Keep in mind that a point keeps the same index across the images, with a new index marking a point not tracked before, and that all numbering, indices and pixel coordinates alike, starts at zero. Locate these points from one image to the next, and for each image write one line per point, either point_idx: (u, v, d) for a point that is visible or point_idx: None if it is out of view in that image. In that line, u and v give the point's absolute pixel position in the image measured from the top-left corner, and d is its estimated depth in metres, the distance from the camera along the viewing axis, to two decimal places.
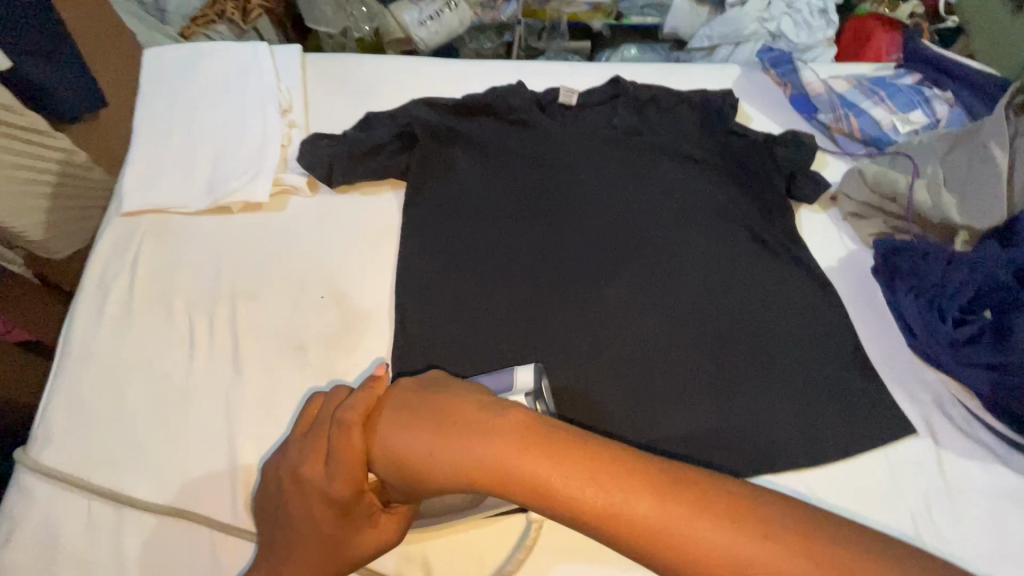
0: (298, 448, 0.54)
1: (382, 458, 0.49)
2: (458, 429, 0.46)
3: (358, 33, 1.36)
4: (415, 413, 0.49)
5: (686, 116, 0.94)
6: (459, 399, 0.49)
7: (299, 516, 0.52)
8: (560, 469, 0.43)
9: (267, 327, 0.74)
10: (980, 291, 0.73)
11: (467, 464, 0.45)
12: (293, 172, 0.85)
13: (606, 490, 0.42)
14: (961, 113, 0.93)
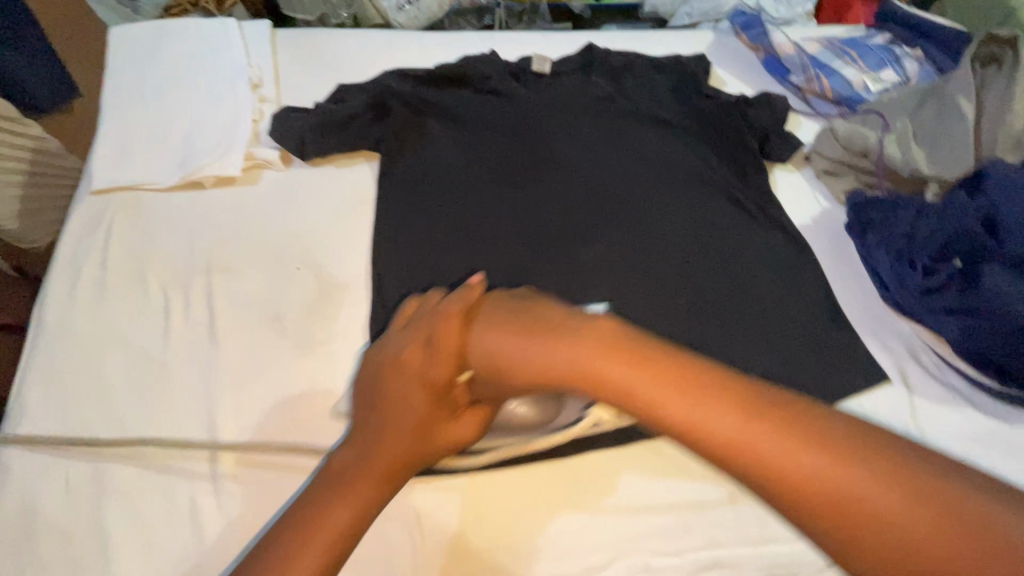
0: (395, 343, 0.55)
1: (479, 350, 0.49)
2: (558, 335, 0.46)
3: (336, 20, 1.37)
4: (512, 317, 0.49)
5: (660, 82, 0.95)
6: (545, 307, 0.49)
7: (386, 408, 0.53)
8: (651, 374, 0.42)
9: (245, 298, 0.74)
10: (950, 238, 0.73)
11: (566, 357, 0.44)
12: (265, 146, 0.84)
13: (694, 407, 0.40)
14: (931, 69, 0.93)
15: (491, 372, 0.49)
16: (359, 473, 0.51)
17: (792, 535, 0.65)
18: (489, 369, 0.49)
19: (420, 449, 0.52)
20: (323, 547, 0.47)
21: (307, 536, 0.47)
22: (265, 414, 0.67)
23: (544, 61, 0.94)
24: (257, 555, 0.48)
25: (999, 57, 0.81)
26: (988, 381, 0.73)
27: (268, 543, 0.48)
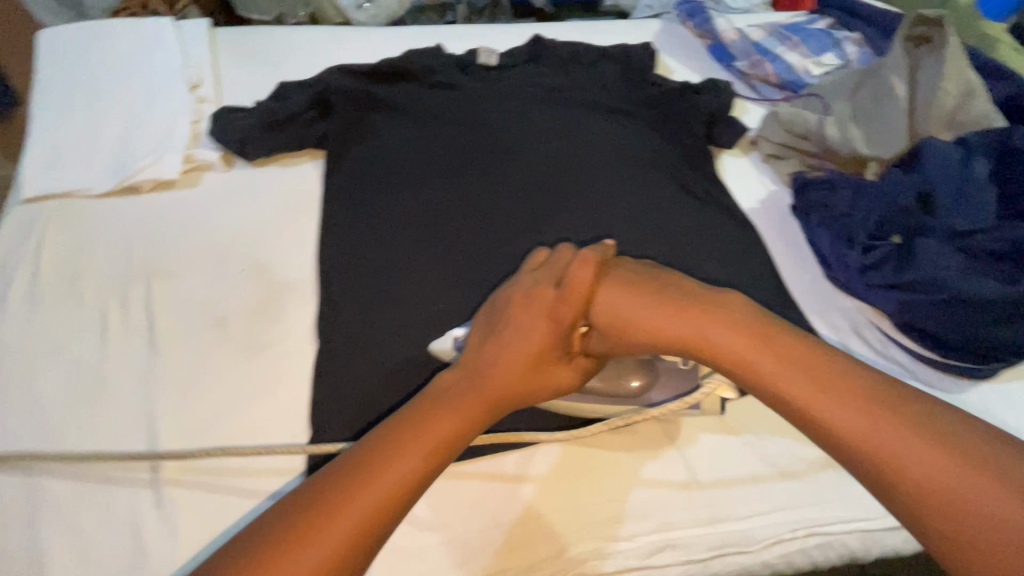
0: (524, 280, 0.55)
1: (606, 305, 0.52)
2: (687, 302, 0.50)
3: (293, 18, 1.35)
4: (642, 281, 0.53)
5: (608, 70, 0.95)
6: (677, 282, 0.53)
7: (500, 341, 0.51)
8: (773, 352, 0.46)
9: (186, 302, 0.72)
10: (886, 216, 0.76)
11: (700, 325, 0.49)
12: (206, 147, 0.82)
13: (821, 397, 0.43)
14: (869, 52, 0.95)
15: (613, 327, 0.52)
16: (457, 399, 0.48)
17: (740, 513, 0.65)
18: (610, 323, 0.52)
19: (523, 390, 0.51)
20: (418, 460, 0.44)
21: (403, 447, 0.44)
22: (207, 419, 0.66)
23: (491, 54, 0.94)
24: (344, 462, 0.44)
25: (929, 37, 0.82)
26: (932, 354, 0.73)
27: (357, 448, 0.45)
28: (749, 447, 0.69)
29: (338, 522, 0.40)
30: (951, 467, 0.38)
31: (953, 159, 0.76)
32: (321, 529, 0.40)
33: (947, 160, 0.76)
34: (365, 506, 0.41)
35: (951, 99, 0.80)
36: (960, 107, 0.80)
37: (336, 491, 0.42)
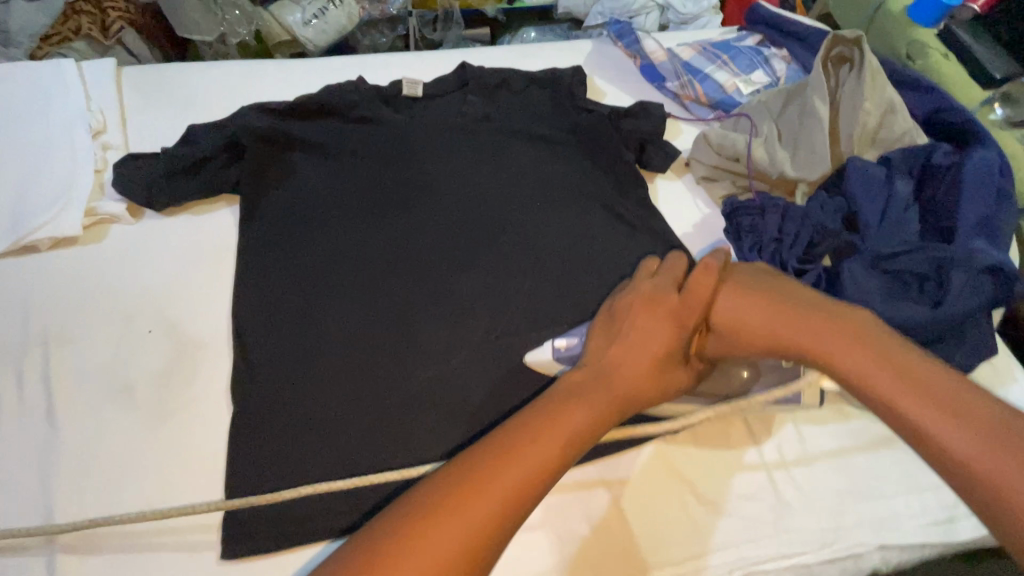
0: (659, 286, 0.60)
1: (726, 310, 0.58)
2: (802, 309, 0.56)
3: (236, 38, 1.28)
4: (764, 288, 0.59)
5: (538, 96, 0.93)
6: (799, 291, 0.59)
7: (634, 342, 0.56)
8: (876, 356, 0.51)
9: (89, 371, 0.68)
10: (813, 240, 0.76)
11: (811, 328, 0.55)
12: (110, 200, 0.78)
13: (929, 409, 0.47)
14: (797, 69, 0.95)
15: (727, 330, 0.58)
16: (599, 391, 0.52)
17: (675, 557, 0.64)
18: (730, 325, 0.58)
19: (651, 388, 0.55)
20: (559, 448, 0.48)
21: (546, 430, 0.48)
22: (114, 497, 0.62)
23: (416, 84, 0.90)
24: (465, 459, 0.47)
25: (850, 57, 0.82)
26: None
27: (499, 433, 0.49)
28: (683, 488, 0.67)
29: (487, 495, 0.44)
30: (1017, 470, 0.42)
31: (876, 180, 0.76)
32: (472, 505, 0.44)
33: (870, 181, 0.76)
34: (508, 483, 0.45)
35: (874, 118, 0.80)
36: (883, 123, 0.80)
37: (486, 471, 0.45)
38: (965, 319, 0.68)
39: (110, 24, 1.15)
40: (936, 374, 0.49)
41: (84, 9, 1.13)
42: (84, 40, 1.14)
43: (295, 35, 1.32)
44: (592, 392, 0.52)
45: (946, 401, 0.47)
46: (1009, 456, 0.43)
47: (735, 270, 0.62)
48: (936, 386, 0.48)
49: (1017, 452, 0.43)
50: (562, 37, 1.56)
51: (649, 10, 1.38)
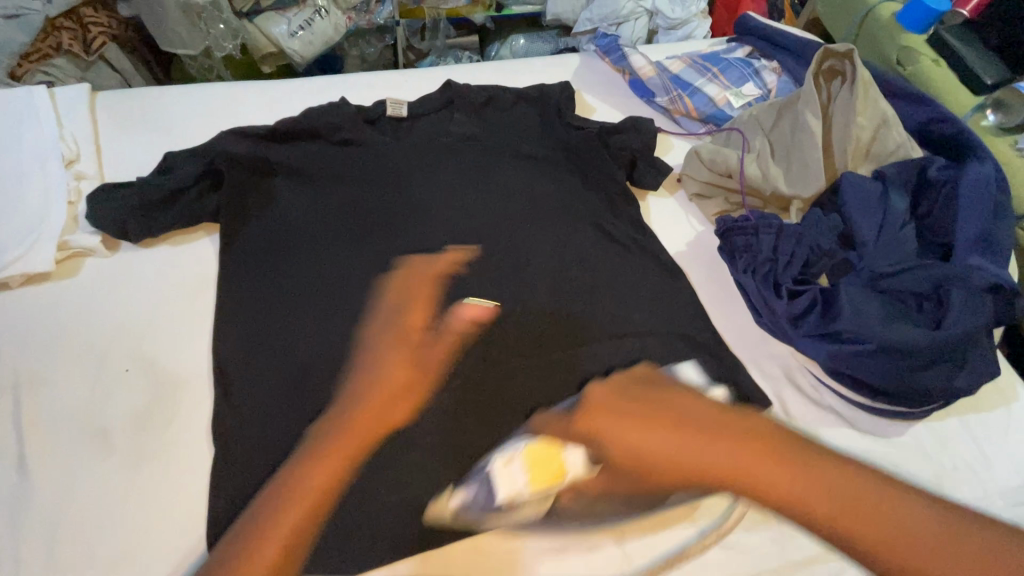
0: (388, 320, 0.65)
1: (598, 430, 0.56)
2: (671, 430, 0.52)
3: (221, 51, 1.24)
4: (629, 412, 0.55)
5: (525, 113, 0.91)
6: (672, 404, 0.54)
7: (383, 360, 0.61)
8: (768, 461, 0.49)
9: (63, 416, 0.65)
10: (810, 259, 0.74)
11: (680, 446, 0.51)
12: (84, 232, 0.75)
13: (832, 505, 0.47)
14: (788, 81, 0.94)
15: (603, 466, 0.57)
16: (377, 397, 0.59)
17: None
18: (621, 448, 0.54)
19: (420, 375, 0.61)
20: (360, 437, 0.57)
21: (342, 435, 0.57)
22: (88, 550, 0.59)
23: (400, 104, 0.88)
24: (283, 494, 0.53)
25: (841, 70, 0.81)
26: (863, 398, 0.72)
27: (306, 455, 0.56)
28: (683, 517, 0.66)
29: (299, 494, 0.53)
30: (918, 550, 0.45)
31: (871, 195, 0.75)
32: (294, 502, 0.52)
33: (865, 197, 0.74)
34: (320, 477, 0.54)
35: (867, 132, 0.79)
36: (877, 136, 0.79)
37: (299, 478, 0.54)
38: (966, 341, 0.66)
39: (93, 40, 1.12)
40: (826, 469, 0.49)
41: (65, 25, 1.09)
42: (65, 55, 1.10)
43: (281, 47, 1.30)
44: (382, 397, 0.59)
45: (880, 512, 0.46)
46: (889, 523, 0.46)
47: (601, 395, 0.58)
48: (796, 474, 0.48)
49: (893, 521, 0.46)
50: (551, 42, 1.56)
51: (638, 15, 1.36)
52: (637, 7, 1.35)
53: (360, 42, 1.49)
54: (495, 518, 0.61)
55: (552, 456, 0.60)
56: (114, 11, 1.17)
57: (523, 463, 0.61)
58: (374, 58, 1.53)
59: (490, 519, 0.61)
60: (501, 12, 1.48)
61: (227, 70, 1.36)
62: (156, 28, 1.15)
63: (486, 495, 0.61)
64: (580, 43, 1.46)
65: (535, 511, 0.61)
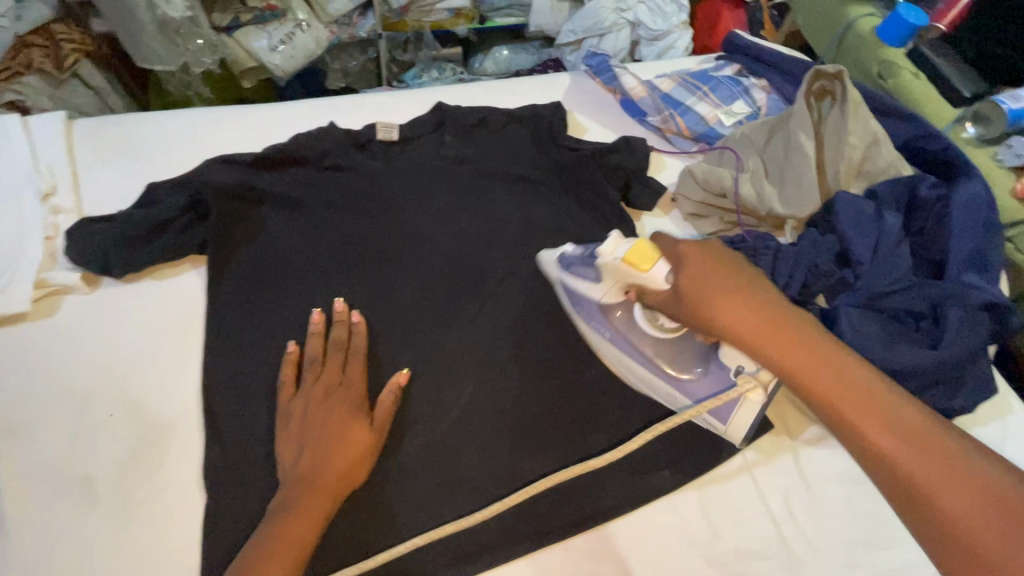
0: (300, 387, 0.66)
1: (689, 285, 0.64)
2: (745, 302, 0.62)
3: (200, 67, 1.20)
4: (724, 286, 0.63)
5: (518, 134, 0.89)
6: (750, 282, 0.64)
7: (321, 425, 0.63)
8: (833, 376, 0.55)
9: (44, 466, 0.62)
10: (808, 280, 0.74)
11: (761, 322, 0.60)
12: (62, 268, 0.72)
13: (903, 450, 0.50)
14: (778, 99, 0.95)
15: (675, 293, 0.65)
16: (328, 463, 0.61)
17: None
18: (689, 282, 0.64)
19: (368, 429, 0.65)
20: (324, 502, 0.59)
21: (308, 498, 0.59)
22: None
23: (391, 127, 0.86)
24: (256, 553, 0.56)
25: (832, 90, 0.82)
26: None
27: (271, 520, 0.58)
28: (688, 543, 0.66)
29: (283, 542, 0.56)
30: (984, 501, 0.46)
31: (865, 215, 0.75)
32: (270, 562, 0.55)
33: (859, 217, 0.75)
34: (298, 533, 0.57)
35: (858, 151, 0.79)
36: (868, 155, 0.80)
37: (278, 529, 0.57)
38: (963, 361, 0.67)
39: (65, 57, 1.08)
40: (905, 410, 0.52)
41: (36, 42, 1.06)
42: (37, 73, 1.07)
43: (262, 61, 1.28)
44: (328, 464, 0.61)
45: (915, 433, 0.51)
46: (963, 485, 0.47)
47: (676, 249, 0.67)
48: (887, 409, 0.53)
49: (962, 475, 0.48)
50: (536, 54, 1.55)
51: (620, 27, 1.36)
52: (620, 19, 1.36)
53: (343, 55, 1.48)
54: (574, 282, 0.73)
55: (649, 261, 0.66)
56: (86, 29, 1.12)
57: (630, 245, 0.67)
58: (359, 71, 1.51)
59: (572, 279, 0.73)
60: (484, 25, 1.47)
61: (207, 87, 1.31)
62: (134, 47, 1.10)
63: (583, 258, 0.72)
64: (564, 54, 1.46)
65: (606, 295, 0.71)
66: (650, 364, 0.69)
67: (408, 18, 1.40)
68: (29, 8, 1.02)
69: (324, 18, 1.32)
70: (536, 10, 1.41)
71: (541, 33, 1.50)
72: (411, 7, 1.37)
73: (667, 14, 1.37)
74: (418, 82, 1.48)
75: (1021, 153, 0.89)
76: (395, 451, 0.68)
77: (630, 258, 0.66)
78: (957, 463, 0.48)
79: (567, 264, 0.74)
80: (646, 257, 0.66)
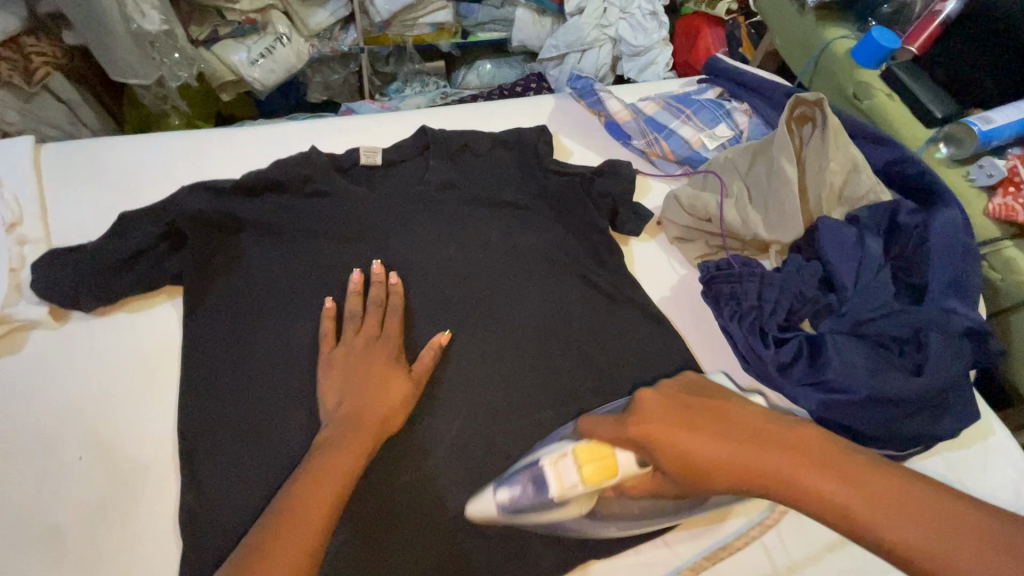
0: (341, 338, 0.70)
1: (669, 454, 0.49)
2: (723, 431, 0.49)
3: (176, 81, 1.18)
4: (685, 422, 0.50)
5: (503, 158, 0.88)
6: (708, 408, 0.52)
7: (361, 371, 0.67)
8: (811, 464, 0.45)
9: (8, 517, 0.59)
10: (794, 307, 0.75)
11: (751, 451, 0.47)
12: (29, 302, 0.68)
13: (895, 522, 0.42)
14: (761, 122, 0.96)
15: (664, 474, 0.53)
16: (370, 403, 0.65)
17: None
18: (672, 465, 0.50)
19: (410, 381, 0.69)
20: (364, 439, 0.62)
21: (353, 432, 0.62)
22: None
23: (375, 152, 0.85)
24: (291, 497, 0.56)
25: (812, 116, 0.82)
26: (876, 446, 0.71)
27: (314, 458, 0.60)
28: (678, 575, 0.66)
29: (330, 475, 0.58)
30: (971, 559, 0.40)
31: (847, 241, 0.76)
32: (316, 492, 0.56)
33: (841, 242, 0.76)
34: (344, 465, 0.59)
35: (839, 177, 0.80)
36: (848, 181, 0.81)
37: (324, 462, 0.59)
38: (947, 386, 0.68)
39: (35, 71, 1.03)
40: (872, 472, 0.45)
41: (5, 55, 1.00)
42: (5, 87, 1.02)
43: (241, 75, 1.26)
44: (369, 403, 0.65)
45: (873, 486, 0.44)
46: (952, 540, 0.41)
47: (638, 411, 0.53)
48: (859, 472, 0.45)
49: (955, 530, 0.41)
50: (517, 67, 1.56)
51: (602, 43, 1.40)
52: (601, 34, 1.38)
53: (324, 68, 1.45)
54: (541, 515, 0.60)
55: (608, 461, 0.54)
56: (57, 41, 1.08)
57: (578, 467, 0.55)
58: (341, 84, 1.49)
59: (529, 516, 0.60)
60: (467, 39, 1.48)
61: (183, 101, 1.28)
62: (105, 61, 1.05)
63: (527, 498, 0.59)
64: (546, 68, 1.46)
65: (580, 509, 0.59)
66: (650, 522, 0.64)
67: (390, 34, 1.39)
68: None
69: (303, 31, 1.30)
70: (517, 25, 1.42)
71: (523, 48, 1.51)
72: (393, 22, 1.35)
73: (649, 31, 1.37)
74: (400, 95, 1.46)
75: (992, 172, 0.88)
76: (384, 487, 0.67)
77: (591, 478, 0.54)
78: (925, 509, 0.42)
79: (515, 509, 0.60)
80: (605, 467, 0.54)
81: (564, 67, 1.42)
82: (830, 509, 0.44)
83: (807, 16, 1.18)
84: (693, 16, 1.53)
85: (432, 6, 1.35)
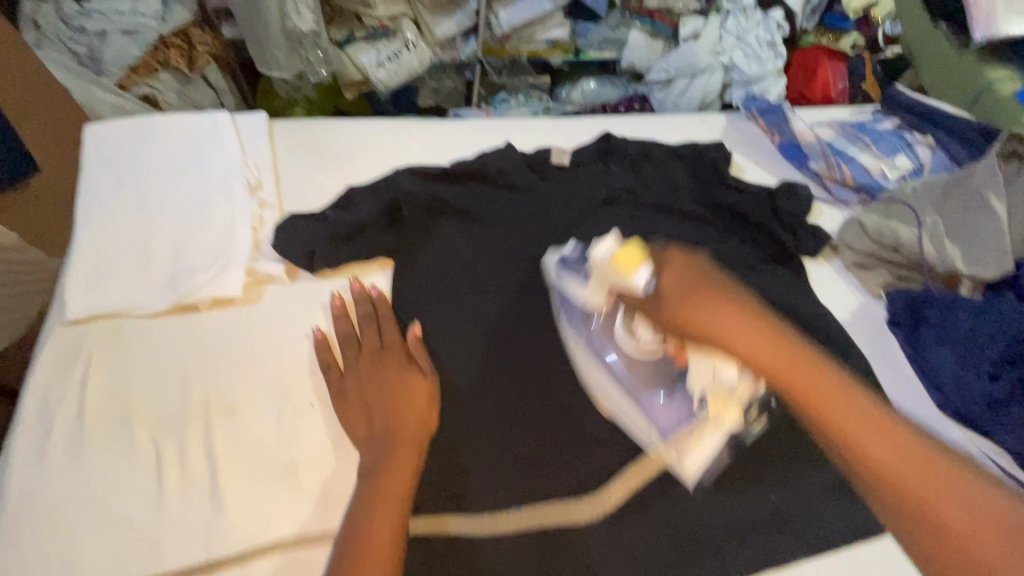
0: (345, 368, 0.68)
1: (672, 302, 0.57)
2: (726, 321, 0.53)
3: (315, 77, 1.26)
4: (700, 296, 0.55)
5: (681, 167, 0.90)
6: (727, 288, 0.55)
7: (385, 388, 0.66)
8: (831, 390, 0.50)
9: (254, 447, 0.65)
10: (1013, 344, 0.71)
11: (747, 342, 0.52)
12: (268, 258, 0.76)
13: (907, 471, 0.46)
14: (943, 156, 0.94)
15: (654, 297, 0.59)
16: (402, 416, 0.63)
17: None
18: (670, 287, 0.57)
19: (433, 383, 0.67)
20: (408, 453, 0.61)
21: (394, 449, 0.61)
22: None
23: (563, 153, 0.88)
24: (347, 549, 0.55)
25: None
26: None
27: (370, 474, 0.60)
28: None
29: (386, 496, 0.58)
30: (978, 533, 0.43)
31: None
32: (374, 528, 0.56)
33: None
34: (398, 483, 0.59)
35: None
36: None
37: (381, 481, 0.59)
38: None
39: (197, 58, 1.11)
40: (875, 421, 0.48)
41: (174, 43, 1.09)
42: (171, 72, 1.09)
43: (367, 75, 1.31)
44: (402, 417, 0.63)
45: (890, 436, 0.48)
46: (954, 499, 0.44)
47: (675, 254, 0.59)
48: (883, 428, 0.48)
49: (959, 495, 0.45)
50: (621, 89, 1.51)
51: (713, 70, 1.39)
52: (713, 61, 1.38)
53: (441, 76, 1.47)
54: (557, 290, 0.75)
55: (632, 265, 0.60)
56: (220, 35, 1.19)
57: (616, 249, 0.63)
58: (450, 94, 1.50)
59: (558, 277, 0.74)
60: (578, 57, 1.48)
61: (314, 92, 1.34)
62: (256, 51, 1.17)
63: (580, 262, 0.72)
64: (652, 91, 1.45)
65: (588, 296, 0.70)
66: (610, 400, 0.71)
67: (507, 46, 1.42)
68: (173, 9, 1.09)
69: (428, 40, 1.34)
70: (629, 46, 1.42)
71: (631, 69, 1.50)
72: (513, 35, 1.40)
73: (764, 60, 1.37)
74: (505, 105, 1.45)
75: None
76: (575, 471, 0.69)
77: (617, 259, 0.62)
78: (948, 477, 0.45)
79: (564, 265, 0.74)
80: (632, 258, 0.61)
81: (671, 90, 1.42)
82: (824, 427, 0.49)
83: (966, 55, 1.10)
84: (813, 51, 1.44)
85: (550, 23, 1.39)
